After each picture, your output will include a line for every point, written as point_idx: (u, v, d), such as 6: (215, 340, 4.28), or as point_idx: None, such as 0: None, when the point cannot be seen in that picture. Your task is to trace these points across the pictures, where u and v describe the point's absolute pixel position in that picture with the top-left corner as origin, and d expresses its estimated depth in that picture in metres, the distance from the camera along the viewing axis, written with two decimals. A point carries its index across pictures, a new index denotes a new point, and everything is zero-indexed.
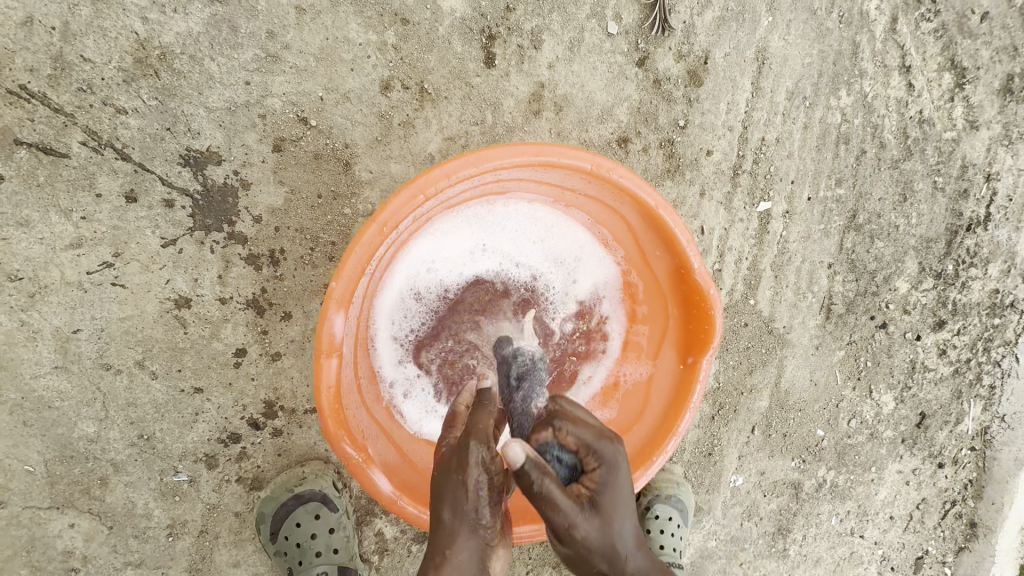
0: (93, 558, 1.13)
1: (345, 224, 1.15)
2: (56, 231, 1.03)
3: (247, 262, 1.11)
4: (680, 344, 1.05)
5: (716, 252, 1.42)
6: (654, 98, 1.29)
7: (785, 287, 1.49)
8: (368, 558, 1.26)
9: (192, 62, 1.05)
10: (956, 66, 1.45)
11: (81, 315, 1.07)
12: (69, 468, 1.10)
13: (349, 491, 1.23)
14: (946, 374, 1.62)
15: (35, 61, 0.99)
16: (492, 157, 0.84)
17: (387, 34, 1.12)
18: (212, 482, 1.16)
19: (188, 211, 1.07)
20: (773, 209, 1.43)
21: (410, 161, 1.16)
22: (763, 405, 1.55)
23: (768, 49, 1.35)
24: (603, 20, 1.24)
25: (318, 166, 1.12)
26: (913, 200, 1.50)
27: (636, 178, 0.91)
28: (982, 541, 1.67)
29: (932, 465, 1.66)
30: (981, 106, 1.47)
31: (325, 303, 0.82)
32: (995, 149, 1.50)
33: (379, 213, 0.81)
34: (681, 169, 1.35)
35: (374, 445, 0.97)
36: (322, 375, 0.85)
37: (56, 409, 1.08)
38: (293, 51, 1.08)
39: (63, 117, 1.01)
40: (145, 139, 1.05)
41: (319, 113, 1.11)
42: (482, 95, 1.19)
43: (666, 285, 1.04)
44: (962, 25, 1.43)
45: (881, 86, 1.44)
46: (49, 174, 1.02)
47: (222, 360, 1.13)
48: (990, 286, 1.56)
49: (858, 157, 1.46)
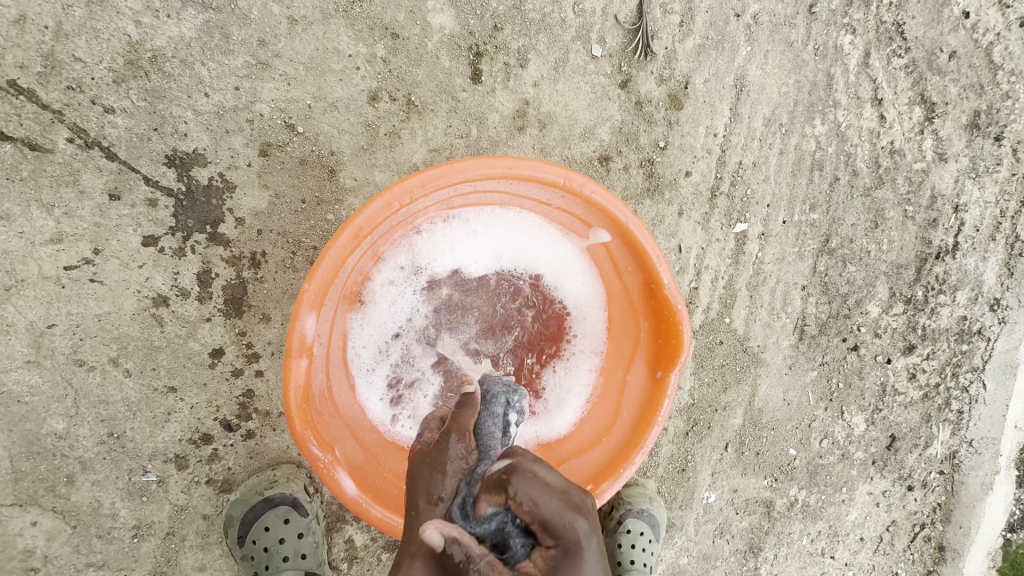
0: (54, 559, 1.11)
1: (327, 230, 1.16)
2: (37, 225, 1.04)
3: (228, 263, 1.12)
4: (649, 358, 1.08)
5: (693, 271, 1.46)
6: (635, 119, 1.34)
7: (759, 307, 1.53)
8: (337, 566, 1.25)
9: (183, 66, 1.07)
10: (926, 101, 1.51)
11: (57, 311, 1.06)
12: (35, 465, 1.09)
13: (320, 497, 1.23)
14: (916, 398, 1.66)
15: (25, 59, 1.00)
16: (468, 169, 0.88)
17: (377, 47, 1.15)
18: (181, 484, 1.16)
19: (170, 210, 1.09)
20: (749, 231, 1.48)
21: (395, 170, 1.18)
22: (737, 422, 1.58)
23: (746, 77, 1.40)
24: (588, 43, 1.28)
25: (303, 172, 1.14)
26: (885, 227, 1.56)
27: (608, 195, 0.95)
28: (950, 564, 1.70)
29: (902, 487, 1.69)
30: (949, 139, 1.53)
31: (297, 304, 0.84)
32: (963, 181, 1.56)
33: (354, 219, 0.84)
34: (660, 188, 1.39)
35: (344, 447, 0.99)
36: (292, 376, 0.86)
37: (25, 404, 1.07)
38: (283, 59, 1.11)
39: (50, 114, 1.02)
40: (132, 138, 1.06)
41: (306, 120, 1.13)
42: (468, 109, 1.22)
43: (638, 300, 1.07)
44: (931, 62, 1.49)
45: (855, 116, 1.49)
46: (33, 170, 1.03)
47: (198, 360, 1.13)
48: (958, 312, 1.61)
49: (832, 183, 1.51)
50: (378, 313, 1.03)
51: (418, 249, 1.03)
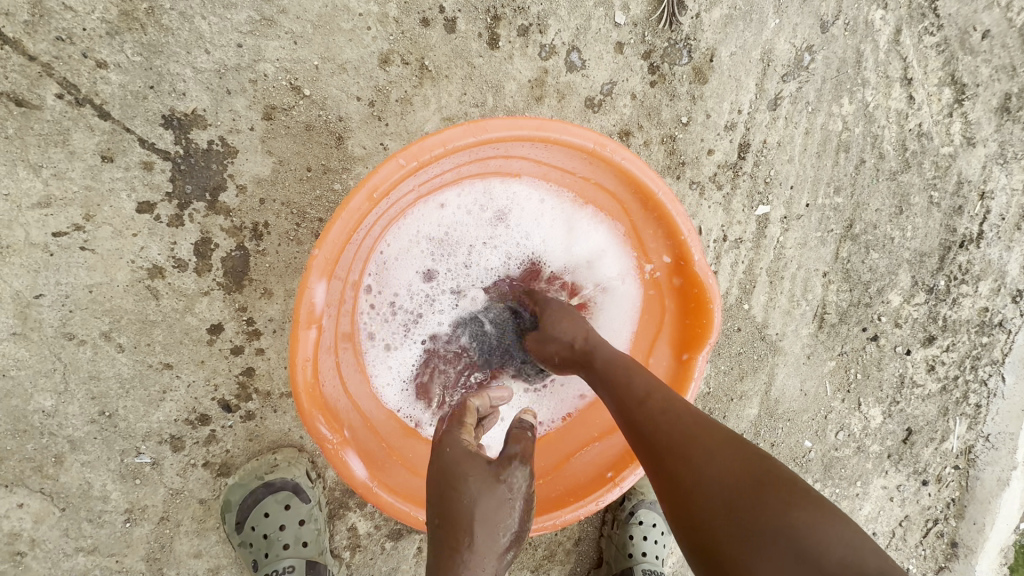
0: (41, 543, 1.05)
1: (334, 200, 1.10)
2: (24, 187, 0.97)
3: (228, 234, 1.06)
4: (676, 340, 1.03)
5: (713, 254, 1.41)
6: (657, 93, 1.28)
7: (779, 294, 1.48)
8: (339, 555, 1.19)
9: (182, 19, 1.00)
10: (957, 82, 1.45)
11: (45, 280, 1.00)
12: (21, 443, 1.03)
13: (323, 482, 1.17)
14: (934, 391, 1.61)
15: (11, 6, 0.93)
16: (491, 128, 0.81)
17: (388, 6, 1.08)
18: (176, 466, 1.10)
19: (167, 174, 1.02)
20: (770, 214, 1.42)
21: (406, 139, 1.12)
22: (752, 413, 1.53)
23: (773, 51, 1.33)
24: (610, 9, 1.21)
25: (308, 138, 1.07)
26: (909, 213, 1.50)
27: (638, 162, 0.89)
28: (962, 561, 1.66)
29: (916, 481, 1.65)
30: (978, 123, 1.48)
31: (306, 270, 0.78)
32: (990, 168, 1.51)
33: (368, 179, 0.78)
34: (681, 166, 1.33)
35: (352, 427, 0.93)
36: (300, 348, 0.80)
37: (10, 377, 1.01)
38: (289, 16, 1.04)
39: (38, 67, 0.95)
40: (126, 96, 0.99)
41: (313, 83, 1.06)
42: (483, 76, 1.16)
43: (664, 278, 1.02)
44: (964, 42, 1.43)
45: (883, 96, 1.43)
46: (19, 127, 0.96)
47: (195, 335, 1.07)
48: (980, 303, 1.57)
49: (857, 166, 1.45)
50: (387, 272, 1.00)
51: (435, 209, 1.00)
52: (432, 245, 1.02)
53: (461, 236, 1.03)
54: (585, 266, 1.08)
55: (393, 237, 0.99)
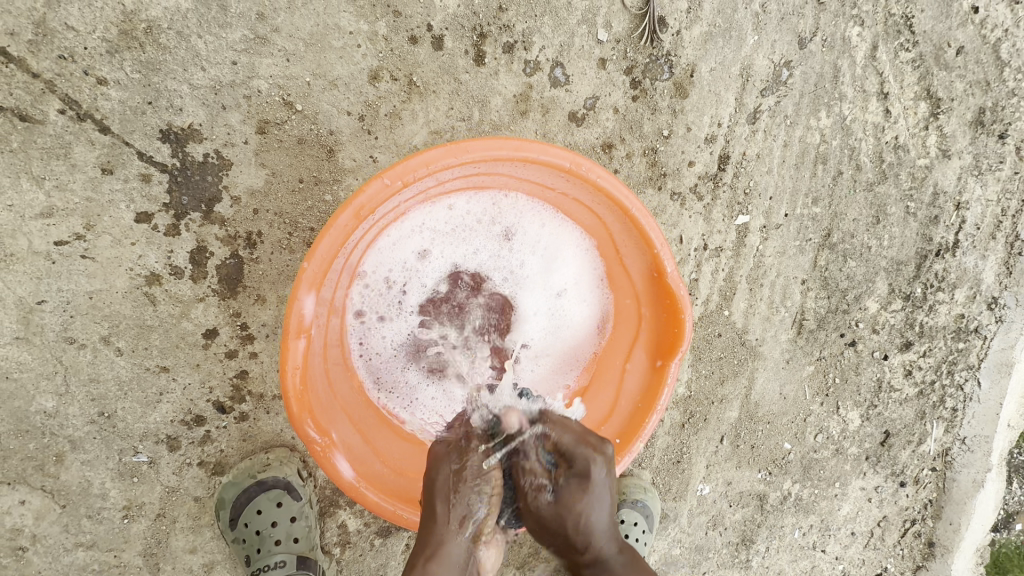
0: (42, 538, 1.10)
1: (324, 211, 1.15)
2: (27, 198, 1.02)
3: (223, 242, 1.10)
4: (651, 347, 1.07)
5: (693, 263, 1.46)
6: (638, 107, 1.32)
7: (758, 301, 1.52)
8: (329, 551, 1.24)
9: (179, 38, 1.04)
10: (932, 96, 1.49)
11: (47, 286, 1.04)
12: (23, 443, 1.07)
13: (314, 481, 1.22)
14: (911, 396, 1.66)
15: (16, 26, 0.97)
16: (472, 149, 0.86)
17: (378, 24, 1.13)
18: (173, 465, 1.14)
19: (165, 186, 1.06)
20: (750, 223, 1.47)
21: (394, 152, 1.17)
22: (732, 415, 1.58)
23: (752, 66, 1.38)
24: (593, 27, 1.26)
25: (301, 151, 1.12)
26: (886, 223, 1.55)
27: (613, 178, 0.94)
28: (939, 560, 1.71)
29: (894, 483, 1.70)
30: (953, 136, 1.52)
31: (296, 283, 0.83)
32: (965, 178, 1.55)
33: (355, 197, 0.82)
34: (663, 178, 1.37)
35: (340, 430, 0.99)
36: (290, 356, 0.85)
37: (13, 380, 1.06)
38: (282, 35, 1.08)
39: (41, 84, 1.00)
40: (125, 112, 1.04)
41: (306, 98, 1.11)
42: (470, 92, 1.20)
43: (641, 287, 1.06)
44: (938, 57, 1.47)
45: (860, 110, 1.48)
46: (23, 141, 1.00)
47: (191, 340, 1.12)
48: (956, 310, 1.61)
49: (835, 177, 1.50)
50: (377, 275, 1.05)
51: (424, 218, 1.05)
52: (420, 250, 1.07)
53: (446, 243, 1.08)
54: (563, 279, 1.13)
55: (384, 244, 1.03)
